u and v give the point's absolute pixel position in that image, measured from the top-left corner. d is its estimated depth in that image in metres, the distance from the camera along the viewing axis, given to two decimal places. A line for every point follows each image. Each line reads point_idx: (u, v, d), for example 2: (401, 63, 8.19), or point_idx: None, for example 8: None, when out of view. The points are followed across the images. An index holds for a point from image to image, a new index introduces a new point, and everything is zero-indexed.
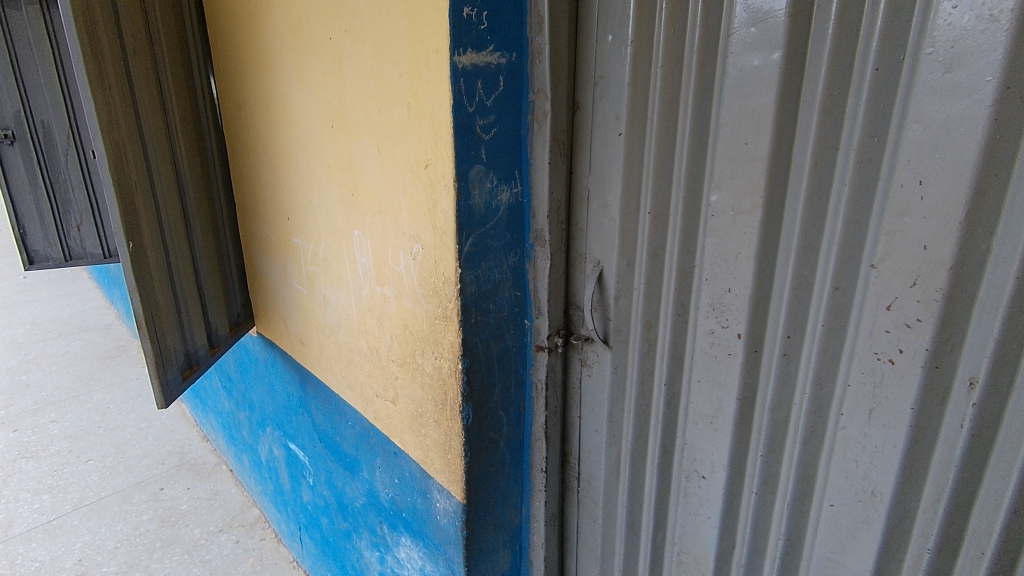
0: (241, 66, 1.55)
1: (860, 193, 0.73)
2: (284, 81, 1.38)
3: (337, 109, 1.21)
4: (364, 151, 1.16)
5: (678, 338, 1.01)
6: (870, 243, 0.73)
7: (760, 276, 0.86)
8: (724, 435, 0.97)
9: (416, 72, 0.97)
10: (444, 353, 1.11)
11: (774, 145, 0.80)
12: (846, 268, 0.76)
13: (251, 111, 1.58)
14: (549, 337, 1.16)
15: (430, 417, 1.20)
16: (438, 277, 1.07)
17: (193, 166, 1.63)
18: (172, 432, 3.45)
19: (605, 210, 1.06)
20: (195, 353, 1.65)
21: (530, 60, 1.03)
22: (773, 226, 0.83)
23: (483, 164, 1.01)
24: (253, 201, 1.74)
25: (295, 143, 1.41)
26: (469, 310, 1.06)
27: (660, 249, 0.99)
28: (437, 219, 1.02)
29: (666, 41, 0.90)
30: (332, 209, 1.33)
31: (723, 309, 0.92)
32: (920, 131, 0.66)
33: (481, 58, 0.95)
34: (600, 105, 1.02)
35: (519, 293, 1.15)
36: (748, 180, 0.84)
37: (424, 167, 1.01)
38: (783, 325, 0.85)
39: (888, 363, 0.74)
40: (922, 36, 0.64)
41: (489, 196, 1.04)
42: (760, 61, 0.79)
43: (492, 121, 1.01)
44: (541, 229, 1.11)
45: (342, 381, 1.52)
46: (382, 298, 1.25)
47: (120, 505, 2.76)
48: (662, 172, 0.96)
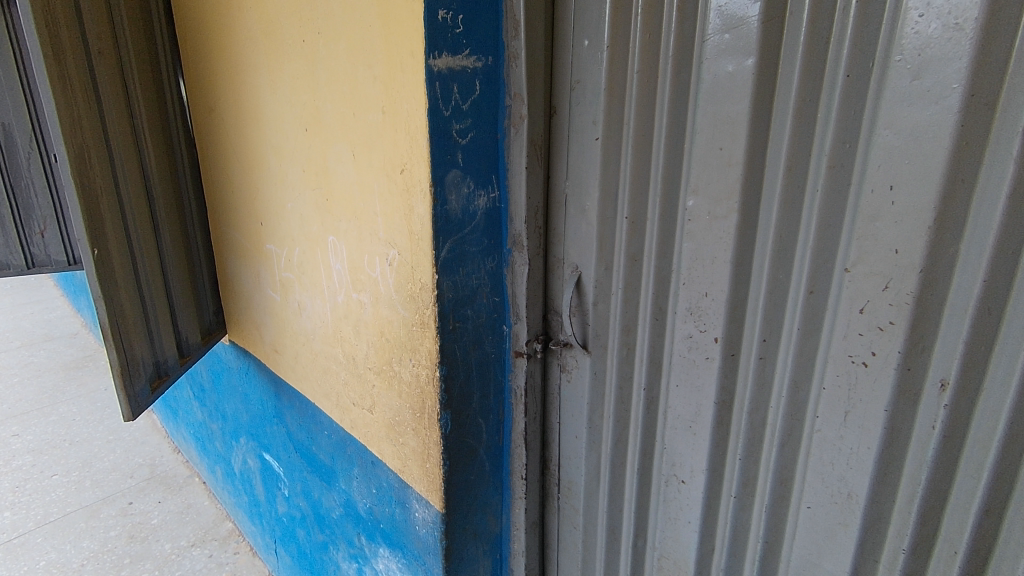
0: (212, 69, 1.52)
1: (833, 198, 0.74)
2: (255, 85, 1.35)
3: (311, 112, 1.18)
4: (338, 155, 1.14)
5: (656, 343, 1.01)
6: (843, 248, 0.75)
7: (737, 280, 0.87)
8: (702, 439, 0.97)
9: (390, 75, 0.95)
10: (422, 360, 1.08)
11: (748, 151, 0.81)
12: (820, 271, 0.77)
13: (223, 114, 1.54)
14: (528, 343, 1.14)
15: (408, 425, 1.17)
16: (414, 284, 1.04)
17: (162, 168, 1.58)
18: (142, 444, 3.35)
19: (583, 215, 1.05)
20: (166, 363, 1.60)
21: (506, 64, 1.01)
22: (748, 231, 0.84)
23: (460, 168, 0.99)
24: (225, 205, 1.69)
25: (267, 147, 1.38)
26: (447, 317, 1.03)
27: (638, 254, 1.00)
28: (413, 224, 1.00)
29: (641, 47, 0.90)
30: (306, 214, 1.31)
31: (700, 313, 0.93)
32: (890, 137, 0.68)
33: (457, 61, 0.94)
34: (577, 110, 1.02)
35: (497, 299, 1.13)
36: (724, 185, 0.85)
37: (400, 172, 0.99)
38: (760, 329, 0.86)
39: (862, 366, 0.75)
40: (891, 44, 0.66)
41: (466, 201, 1.02)
42: (733, 67, 0.80)
43: (469, 126, 0.99)
44: (519, 234, 1.09)
45: (318, 390, 1.48)
46: (359, 305, 1.22)
47: (86, 521, 2.66)
48: (639, 177, 0.96)
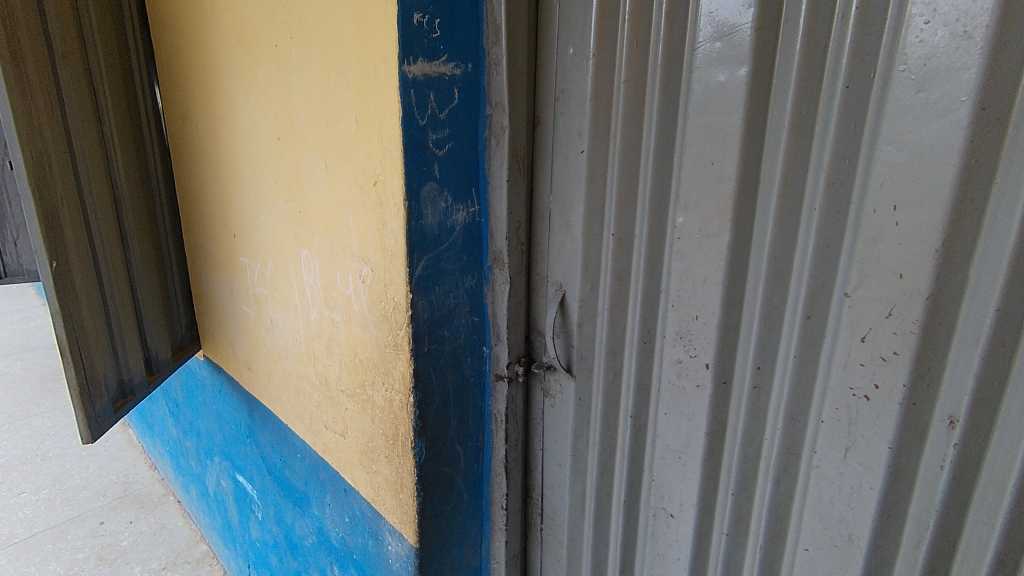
0: (186, 75, 1.46)
1: (831, 217, 0.70)
2: (228, 91, 1.30)
3: (283, 120, 1.12)
4: (310, 165, 1.08)
5: (644, 368, 0.96)
6: (842, 271, 0.70)
7: (729, 303, 0.82)
8: (693, 471, 0.92)
9: (364, 82, 0.90)
10: (395, 384, 1.01)
11: (741, 166, 0.76)
12: (817, 296, 0.73)
13: (197, 121, 1.48)
14: (509, 366, 1.07)
15: (381, 452, 1.09)
16: (388, 302, 0.97)
17: (131, 176, 1.52)
18: (116, 460, 3.23)
19: (567, 231, 1.00)
20: (132, 382, 1.52)
21: (486, 72, 0.95)
22: (741, 251, 0.80)
23: (437, 181, 0.93)
24: (199, 216, 1.63)
25: (239, 156, 1.32)
26: (422, 338, 0.96)
27: (624, 273, 0.94)
28: (386, 239, 0.93)
29: (628, 55, 0.86)
30: (278, 226, 1.24)
31: (690, 337, 0.88)
32: (893, 153, 0.63)
33: (434, 68, 0.88)
34: (561, 120, 0.97)
35: (476, 319, 1.06)
36: (715, 202, 0.80)
37: (373, 184, 0.93)
38: (753, 355, 0.81)
39: (864, 399, 0.70)
40: (894, 54, 0.62)
41: (444, 215, 0.95)
42: (725, 77, 0.76)
43: (447, 136, 0.93)
44: (500, 250, 1.02)
45: (291, 411, 1.41)
46: (331, 323, 1.15)
47: (53, 542, 2.53)
48: (626, 193, 0.91)
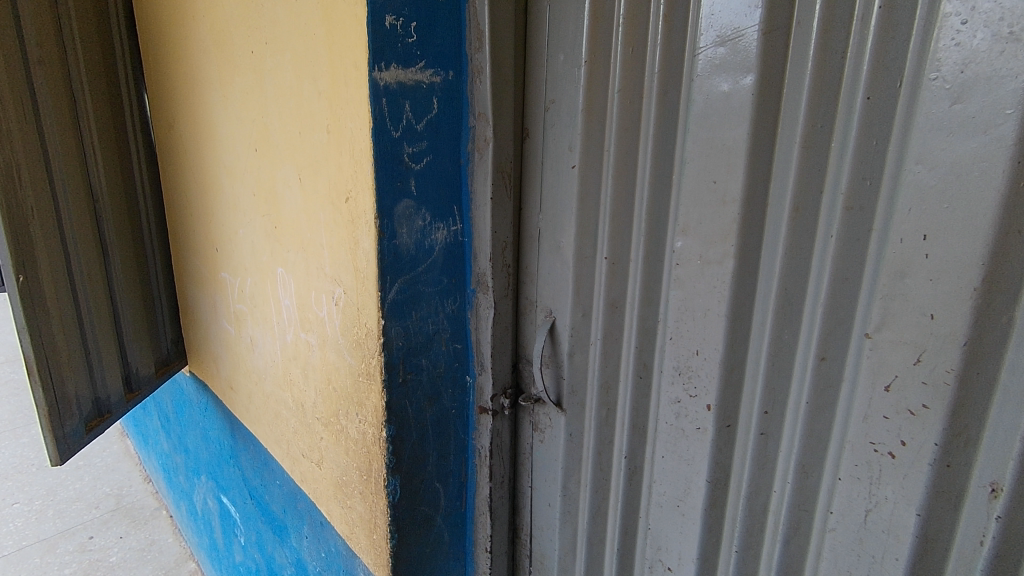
0: (171, 83, 1.41)
1: (849, 246, 0.61)
2: (210, 100, 1.24)
3: (260, 130, 1.06)
4: (285, 179, 1.01)
5: (640, 405, 0.87)
6: (862, 308, 0.61)
7: (733, 338, 0.74)
8: (692, 522, 0.83)
9: (335, 90, 0.83)
10: (368, 417, 0.93)
11: (747, 187, 0.68)
12: (833, 334, 0.64)
13: (181, 131, 1.43)
14: (494, 398, 0.98)
15: (355, 487, 1.01)
16: (360, 328, 0.89)
17: (115, 187, 1.47)
18: (112, 471, 3.19)
19: (557, 253, 0.92)
20: (109, 400, 1.46)
21: (470, 79, 0.88)
22: (746, 280, 0.71)
23: (413, 197, 0.85)
24: (184, 228, 1.58)
25: (220, 167, 1.27)
26: (395, 368, 0.89)
27: (618, 301, 0.86)
28: (358, 260, 0.86)
29: (622, 62, 0.78)
30: (256, 242, 1.18)
31: (690, 375, 0.79)
32: (922, 174, 0.54)
33: (409, 76, 0.81)
34: (551, 133, 0.89)
35: (459, 346, 0.98)
36: (718, 226, 0.72)
37: (345, 200, 0.86)
38: (761, 398, 0.73)
39: (888, 457, 0.61)
40: (924, 60, 0.53)
41: (421, 234, 0.88)
42: (729, 86, 0.67)
43: (424, 150, 0.86)
44: (484, 272, 0.94)
45: (269, 436, 1.34)
46: (307, 346, 1.07)
47: (41, 556, 2.48)
48: (620, 213, 0.83)
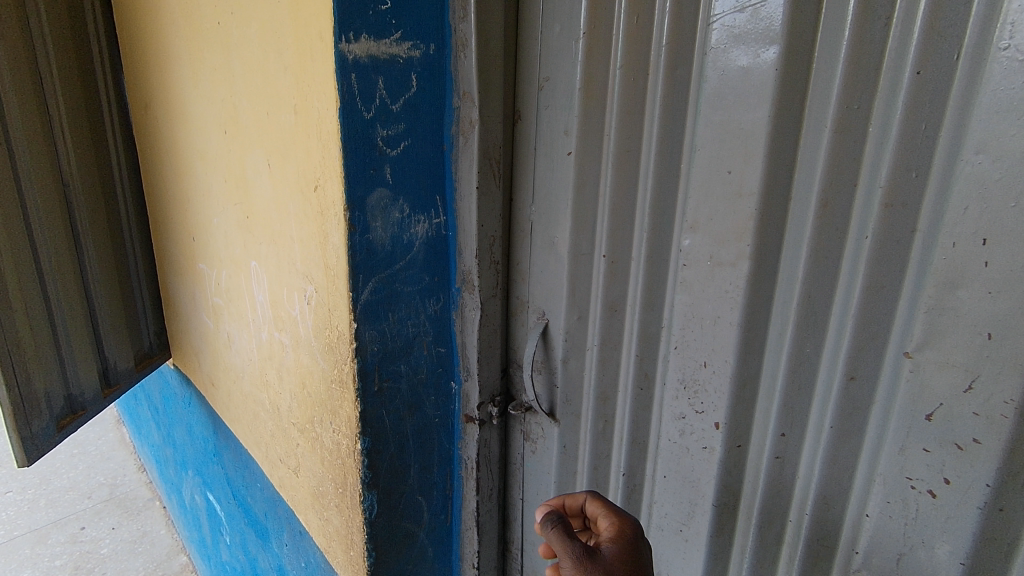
0: (145, 60, 1.32)
1: (887, 248, 0.52)
2: (181, 78, 1.15)
3: (229, 111, 0.98)
4: (255, 164, 0.92)
5: (640, 419, 0.79)
6: (901, 322, 0.52)
7: (747, 349, 0.65)
8: (697, 549, 0.75)
9: (301, 64, 0.74)
10: (341, 427, 0.85)
11: (767, 178, 0.59)
12: (864, 350, 0.55)
13: (156, 112, 1.34)
14: (481, 407, 0.91)
15: (331, 499, 0.94)
16: (332, 330, 0.81)
17: (89, 171, 1.38)
18: (106, 460, 3.15)
19: (551, 249, 0.83)
20: (83, 397, 1.39)
21: (453, 54, 0.78)
22: (763, 285, 0.62)
23: (389, 187, 0.76)
24: (163, 215, 1.50)
25: (193, 151, 1.18)
26: (370, 376, 0.80)
27: (617, 304, 0.77)
28: (328, 257, 0.77)
29: (625, 32, 0.68)
30: (229, 232, 1.10)
31: (696, 389, 0.71)
32: (983, 165, 0.45)
33: (383, 49, 0.71)
34: (544, 115, 0.79)
35: (443, 350, 0.89)
36: (732, 222, 0.63)
37: (314, 189, 0.77)
38: (776, 419, 0.64)
39: (927, 496, 0.53)
40: (992, 24, 0.43)
41: (399, 228, 0.79)
42: (749, 60, 0.58)
43: (402, 133, 0.76)
44: (470, 270, 0.86)
45: (248, 437, 1.26)
46: (281, 346, 1.00)
47: (32, 547, 2.45)
48: (620, 206, 0.73)
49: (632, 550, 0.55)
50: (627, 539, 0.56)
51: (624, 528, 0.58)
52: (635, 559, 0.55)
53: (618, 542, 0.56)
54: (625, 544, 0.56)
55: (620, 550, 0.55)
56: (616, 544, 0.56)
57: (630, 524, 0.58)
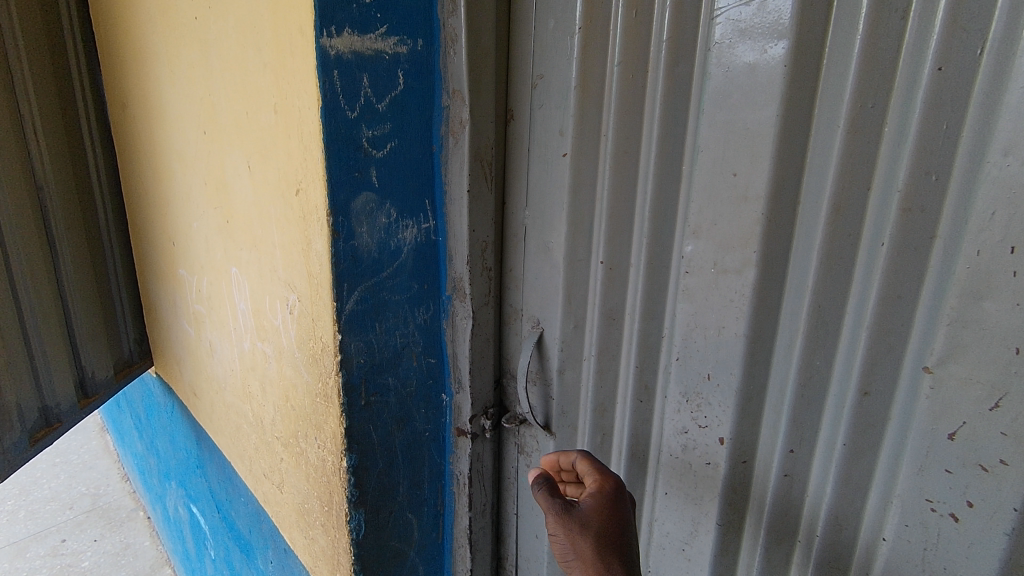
0: (121, 58, 1.27)
1: (904, 256, 0.49)
2: (158, 77, 1.11)
3: (208, 110, 0.93)
4: (234, 166, 0.88)
5: (640, 432, 0.76)
6: (920, 334, 0.49)
7: (752, 361, 0.62)
8: (700, 569, 0.72)
9: (280, 61, 0.69)
10: (326, 443, 0.81)
11: (774, 181, 0.56)
12: (879, 364, 0.52)
13: (134, 112, 1.29)
14: (473, 420, 0.87)
15: (317, 517, 0.89)
16: (316, 342, 0.77)
17: (65, 174, 1.32)
18: (89, 470, 3.07)
19: (546, 255, 0.79)
20: (58, 409, 1.34)
21: (442, 51, 0.74)
22: (770, 294, 0.59)
23: (376, 190, 0.72)
24: (142, 219, 1.45)
25: (172, 152, 1.14)
26: (356, 390, 0.76)
27: (615, 312, 0.74)
28: (311, 264, 0.73)
29: (623, 27, 0.64)
30: (210, 237, 1.05)
31: (699, 402, 0.67)
32: (1010, 168, 0.42)
33: (368, 44, 0.67)
34: (538, 115, 0.76)
35: (433, 361, 0.85)
36: (737, 228, 0.59)
37: (296, 193, 0.73)
38: (784, 435, 0.61)
39: (949, 520, 0.49)
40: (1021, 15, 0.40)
41: (386, 234, 0.75)
42: (756, 56, 0.55)
43: (388, 133, 0.72)
44: (461, 277, 0.82)
45: (232, 449, 1.22)
46: (263, 357, 0.95)
47: (9, 561, 2.37)
48: (618, 210, 0.70)
49: (609, 503, 0.59)
50: (606, 493, 0.60)
51: (604, 482, 0.61)
52: (612, 510, 0.59)
53: (597, 496, 0.60)
54: (604, 497, 0.60)
55: (599, 503, 0.59)
56: (595, 497, 0.60)
57: (611, 479, 0.62)
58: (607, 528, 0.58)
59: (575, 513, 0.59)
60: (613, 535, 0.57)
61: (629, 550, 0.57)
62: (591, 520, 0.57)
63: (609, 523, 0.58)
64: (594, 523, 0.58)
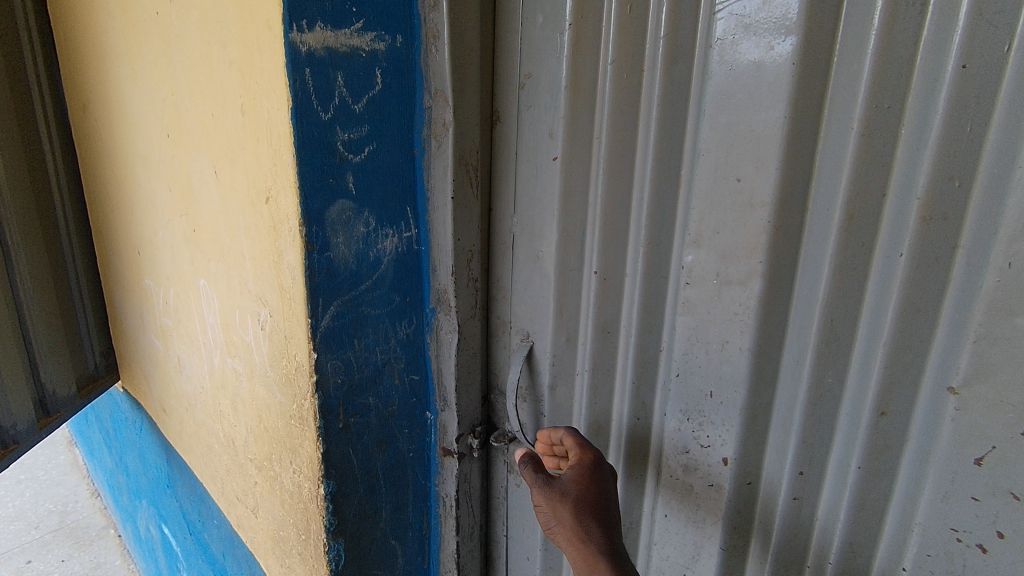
0: (81, 56, 1.20)
1: (925, 268, 0.46)
2: (120, 76, 1.04)
3: (171, 111, 0.87)
4: (200, 171, 0.82)
5: (637, 451, 0.72)
6: (942, 352, 0.46)
7: (758, 378, 0.58)
8: None
9: (247, 58, 0.64)
10: (302, 468, 0.75)
11: (782, 187, 0.52)
12: (897, 383, 0.49)
13: (95, 113, 1.22)
14: (460, 439, 0.82)
15: (293, 546, 0.84)
16: (289, 360, 0.71)
17: (22, 179, 1.24)
18: (57, 485, 2.95)
19: (535, 264, 0.75)
20: (15, 430, 1.25)
21: (423, 47, 0.69)
22: (777, 307, 0.55)
23: (353, 198, 0.67)
24: (106, 226, 1.37)
25: (135, 156, 1.07)
26: (334, 412, 0.71)
27: (610, 325, 0.70)
28: (283, 278, 0.68)
29: (616, 22, 0.60)
30: (176, 246, 0.99)
31: (701, 420, 0.63)
32: None
33: (342, 40, 0.62)
34: (526, 116, 0.71)
35: (417, 378, 0.80)
36: (741, 237, 0.56)
37: (265, 201, 0.67)
38: (793, 456, 0.57)
39: (977, 551, 0.46)
40: None
41: (364, 244, 0.70)
42: (761, 53, 0.51)
43: (366, 136, 0.67)
44: (445, 288, 0.77)
45: (203, 470, 1.15)
46: (234, 374, 0.89)
47: None
48: (613, 217, 0.66)
49: (587, 473, 0.63)
50: (585, 464, 0.64)
51: (583, 456, 0.66)
52: (591, 478, 0.63)
53: (576, 468, 0.64)
54: (582, 469, 0.64)
55: (578, 475, 0.64)
56: (574, 470, 0.64)
57: (589, 453, 0.66)
58: (587, 493, 0.62)
59: (556, 485, 0.64)
60: (590, 501, 0.61)
61: (608, 514, 0.61)
62: (569, 490, 0.62)
63: (588, 491, 0.62)
64: (573, 492, 0.62)
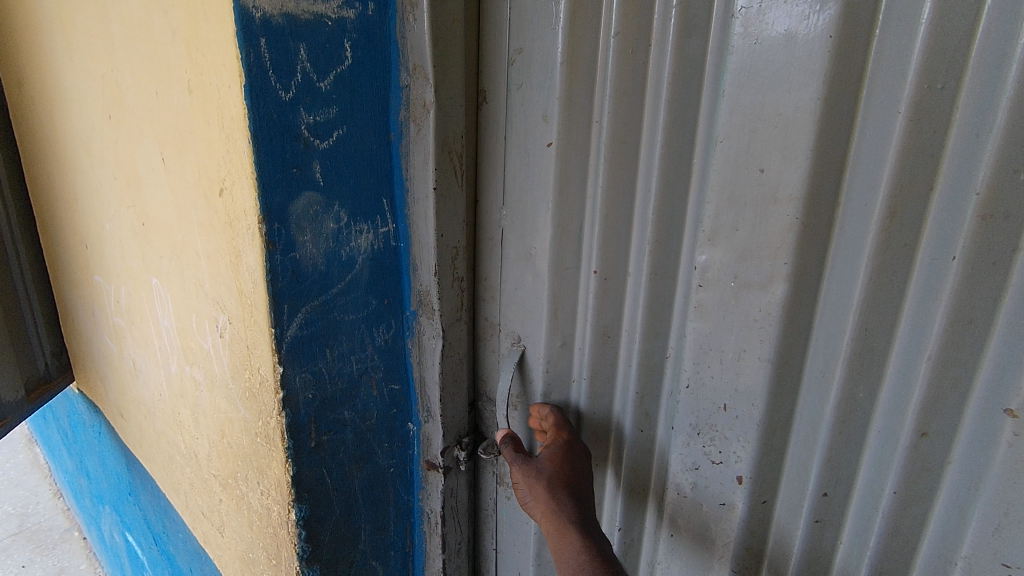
0: (12, 27, 1.07)
1: (981, 274, 0.40)
2: (54, 50, 0.92)
3: (112, 90, 0.77)
4: (147, 158, 0.73)
5: (639, 464, 0.66)
6: (997, 370, 0.40)
7: (779, 391, 0.52)
8: None
9: (192, 26, 0.55)
10: (271, 489, 0.68)
11: (814, 180, 0.46)
12: (941, 401, 0.43)
13: (31, 91, 1.10)
14: (446, 452, 0.76)
15: (264, 569, 0.77)
16: (252, 373, 0.64)
17: None
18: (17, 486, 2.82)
19: (527, 262, 0.68)
20: None
21: (399, 17, 0.60)
22: (803, 314, 0.49)
23: (320, 190, 0.59)
24: (51, 216, 1.25)
25: (76, 140, 0.96)
26: (304, 429, 0.64)
27: (611, 329, 0.63)
28: (242, 281, 0.60)
29: None
30: (125, 241, 0.89)
31: (713, 435, 0.58)
32: None
33: (304, 6, 0.53)
34: (516, 96, 0.64)
35: (397, 387, 0.73)
36: (764, 235, 0.49)
37: (219, 193, 0.59)
38: (817, 476, 0.52)
39: None
40: None
41: (336, 242, 0.61)
42: (792, 25, 0.44)
43: (334, 119, 0.58)
44: (427, 289, 0.70)
45: (165, 481, 1.07)
46: (193, 383, 0.81)
47: None
48: (615, 211, 0.59)
49: (561, 452, 0.64)
50: (560, 444, 0.65)
51: (559, 436, 0.66)
52: (564, 457, 0.64)
53: (551, 448, 0.65)
54: (557, 448, 0.64)
55: (552, 453, 0.64)
56: (549, 449, 0.65)
57: (565, 432, 0.66)
58: (560, 472, 0.62)
59: (533, 464, 0.64)
60: (563, 477, 0.62)
61: (579, 490, 0.62)
62: (544, 468, 0.63)
63: (562, 469, 0.63)
64: (547, 470, 0.62)
